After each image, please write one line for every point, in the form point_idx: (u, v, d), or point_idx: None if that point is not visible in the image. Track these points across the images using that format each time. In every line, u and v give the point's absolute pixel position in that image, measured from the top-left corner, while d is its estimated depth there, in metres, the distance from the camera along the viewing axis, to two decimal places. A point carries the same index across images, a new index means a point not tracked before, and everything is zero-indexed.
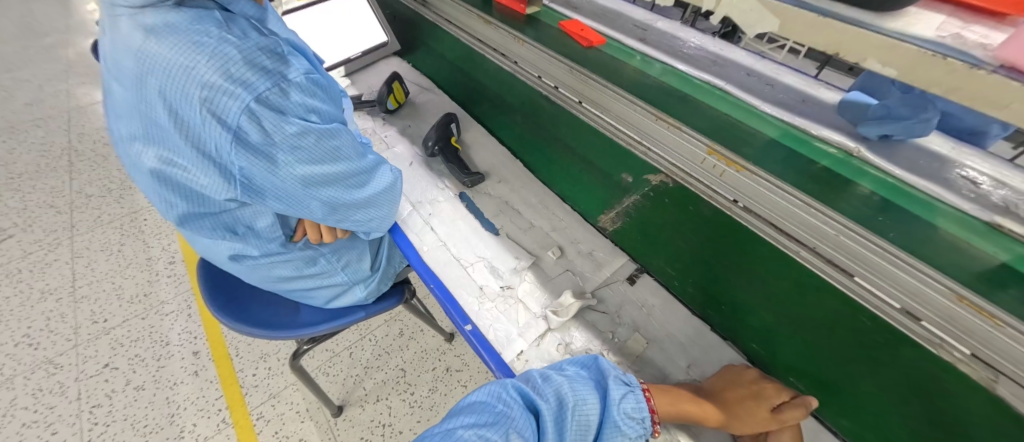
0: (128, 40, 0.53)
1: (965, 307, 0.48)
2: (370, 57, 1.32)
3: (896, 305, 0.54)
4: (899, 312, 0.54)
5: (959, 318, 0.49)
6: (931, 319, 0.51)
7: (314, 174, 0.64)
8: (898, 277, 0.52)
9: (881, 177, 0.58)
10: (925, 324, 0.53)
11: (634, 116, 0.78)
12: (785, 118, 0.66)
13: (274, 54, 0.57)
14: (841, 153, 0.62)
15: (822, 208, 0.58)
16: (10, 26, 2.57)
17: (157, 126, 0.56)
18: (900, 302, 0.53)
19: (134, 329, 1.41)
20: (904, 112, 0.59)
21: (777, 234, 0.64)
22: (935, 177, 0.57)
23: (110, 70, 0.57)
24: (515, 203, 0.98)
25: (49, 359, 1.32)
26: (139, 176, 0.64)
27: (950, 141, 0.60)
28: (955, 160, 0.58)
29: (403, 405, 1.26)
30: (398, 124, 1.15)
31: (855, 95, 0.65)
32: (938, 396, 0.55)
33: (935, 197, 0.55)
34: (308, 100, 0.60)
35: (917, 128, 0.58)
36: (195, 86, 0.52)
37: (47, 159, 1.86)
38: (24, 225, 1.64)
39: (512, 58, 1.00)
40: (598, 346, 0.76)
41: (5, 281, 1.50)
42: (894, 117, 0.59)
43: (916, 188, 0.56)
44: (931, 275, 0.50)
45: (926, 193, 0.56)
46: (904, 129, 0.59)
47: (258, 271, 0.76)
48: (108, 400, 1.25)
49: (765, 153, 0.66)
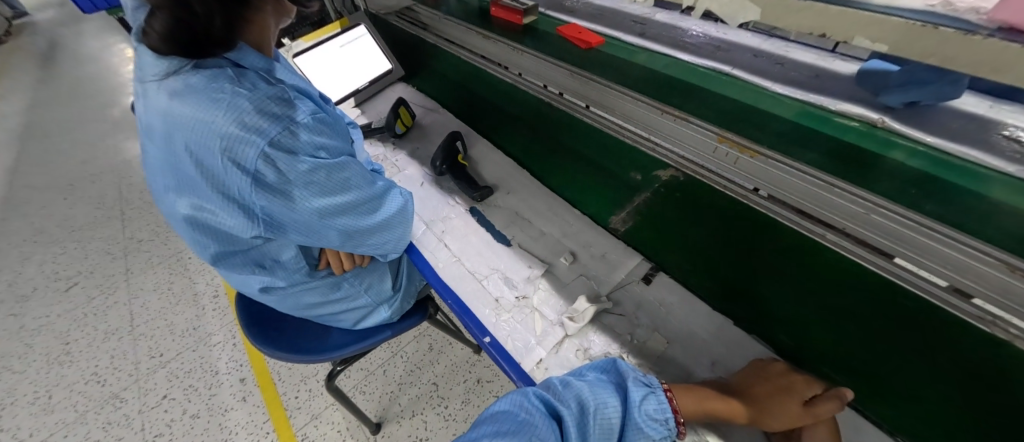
0: (156, 103, 0.58)
1: (1017, 277, 0.44)
2: (377, 86, 1.37)
3: (944, 284, 0.51)
4: (948, 292, 0.51)
5: (1017, 292, 0.45)
6: (979, 293, 0.47)
7: (328, 205, 0.66)
8: (931, 247, 0.49)
9: (909, 144, 0.56)
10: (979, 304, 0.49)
11: (641, 114, 0.76)
12: (797, 96, 0.66)
13: (282, 100, 0.60)
14: (864, 125, 0.60)
15: (845, 186, 0.55)
16: (64, 93, 2.81)
17: (186, 177, 0.61)
18: (947, 279, 0.49)
19: (187, 361, 1.50)
20: (929, 74, 0.55)
21: (805, 220, 0.62)
22: (974, 143, 0.54)
23: (146, 131, 0.63)
24: (525, 212, 0.98)
25: (115, 393, 1.43)
26: (176, 224, 0.69)
27: (985, 101, 0.58)
28: (996, 119, 0.56)
29: (438, 419, 1.28)
30: (408, 146, 1.18)
31: (874, 66, 0.62)
32: None
33: (973, 160, 0.52)
34: (316, 138, 0.63)
35: (945, 88, 0.55)
36: (214, 137, 0.56)
37: (102, 210, 2.02)
38: (86, 272, 1.78)
39: (515, 70, 1.02)
40: (618, 350, 0.73)
41: (73, 325, 1.62)
42: (916, 83, 0.57)
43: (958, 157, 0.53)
44: (970, 246, 0.46)
45: (959, 157, 0.53)
46: (931, 90, 0.56)
47: (289, 298, 0.81)
48: (169, 429, 1.34)
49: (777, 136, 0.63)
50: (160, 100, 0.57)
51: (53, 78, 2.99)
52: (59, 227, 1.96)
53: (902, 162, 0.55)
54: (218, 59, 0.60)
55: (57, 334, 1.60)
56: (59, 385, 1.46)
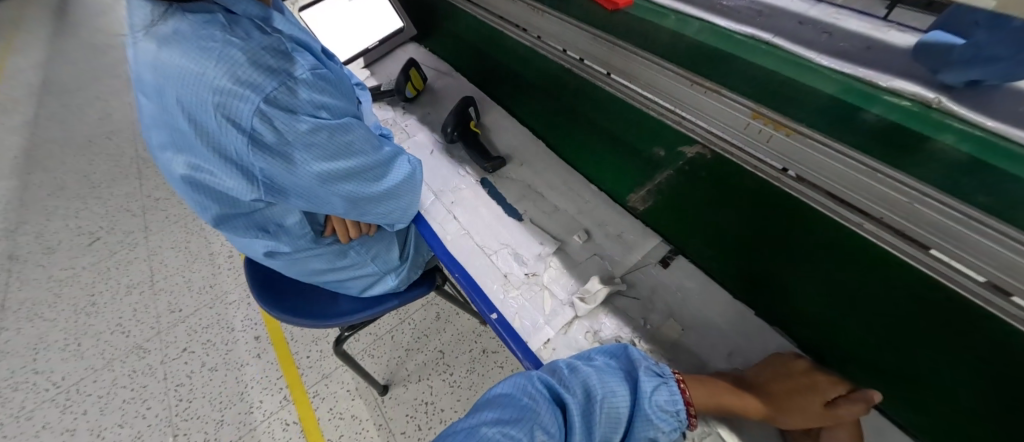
0: (145, 52, 0.54)
1: None
2: (387, 45, 1.31)
3: (979, 278, 0.46)
4: (981, 285, 0.46)
5: None
6: (1019, 293, 0.43)
7: (331, 170, 0.63)
8: (965, 241, 0.44)
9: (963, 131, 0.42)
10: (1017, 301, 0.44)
11: (668, 85, 0.69)
12: (841, 69, 0.49)
13: (278, 52, 0.56)
14: (915, 106, 0.44)
15: (891, 171, 0.47)
16: (82, 48, 2.81)
17: (181, 134, 0.58)
18: (985, 275, 0.44)
19: (205, 317, 1.54)
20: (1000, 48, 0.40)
21: (840, 206, 0.55)
22: None
23: (139, 84, 0.59)
24: (538, 186, 0.94)
25: (138, 344, 1.48)
26: (174, 183, 0.67)
27: None
28: None
29: (444, 385, 1.29)
30: (419, 112, 1.13)
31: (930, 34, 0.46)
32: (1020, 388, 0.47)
33: None
34: (316, 96, 0.59)
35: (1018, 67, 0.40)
36: (206, 91, 0.52)
37: (120, 168, 2.04)
38: (107, 227, 1.82)
39: (534, 33, 0.94)
40: (629, 334, 0.71)
41: (97, 278, 1.67)
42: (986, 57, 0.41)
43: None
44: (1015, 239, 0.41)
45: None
46: (999, 69, 0.41)
47: (293, 264, 0.80)
48: (189, 380, 1.39)
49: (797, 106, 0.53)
50: (148, 49, 0.54)
51: (70, 32, 2.98)
52: (80, 183, 1.99)
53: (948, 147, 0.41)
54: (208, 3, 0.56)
55: (83, 285, 1.65)
56: (86, 334, 1.52)
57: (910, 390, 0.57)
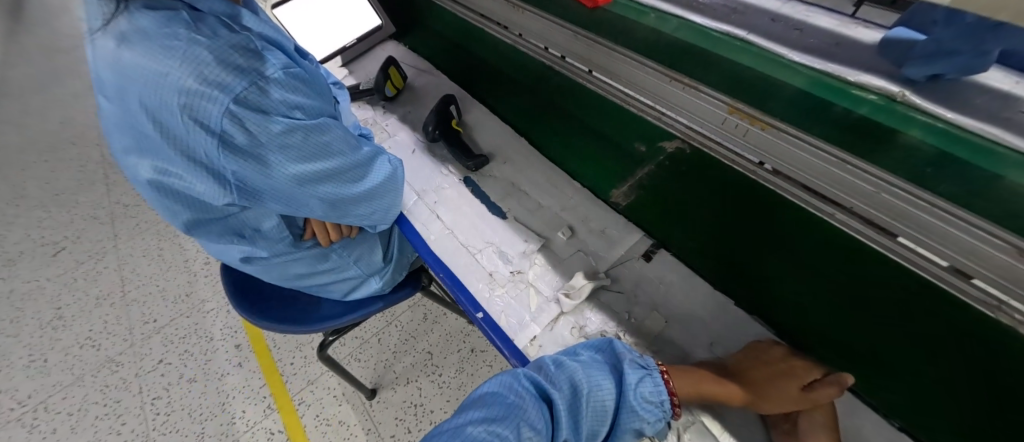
0: (103, 53, 0.52)
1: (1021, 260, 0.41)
2: (365, 44, 1.29)
3: (942, 262, 0.48)
4: (944, 269, 0.48)
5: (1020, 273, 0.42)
6: (982, 276, 0.45)
7: (307, 172, 0.62)
8: (930, 230, 0.46)
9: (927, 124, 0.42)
10: (979, 284, 0.46)
11: (647, 81, 0.71)
12: (813, 64, 0.49)
13: (247, 51, 0.55)
14: (880, 99, 0.45)
15: (858, 162, 0.49)
16: (39, 49, 2.68)
17: (145, 136, 0.56)
18: (950, 260, 0.46)
19: (181, 327, 1.49)
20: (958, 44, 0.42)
21: (814, 198, 0.57)
22: None
23: (99, 86, 0.57)
24: (521, 183, 0.94)
25: (110, 357, 1.43)
26: (141, 189, 0.64)
27: None
28: None
29: (432, 386, 1.29)
30: (399, 111, 1.12)
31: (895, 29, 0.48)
32: (984, 367, 0.49)
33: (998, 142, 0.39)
34: (288, 95, 0.58)
35: (974, 63, 0.42)
36: (171, 92, 0.50)
37: (86, 174, 1.96)
38: (74, 237, 1.75)
39: (515, 30, 0.94)
40: (614, 329, 0.71)
41: (64, 289, 1.60)
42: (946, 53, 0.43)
43: (980, 134, 0.40)
44: (979, 227, 0.42)
45: (985, 138, 0.40)
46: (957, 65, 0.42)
47: (273, 270, 0.78)
48: (167, 392, 1.35)
49: (776, 101, 0.54)
50: (107, 49, 0.52)
51: (26, 32, 2.84)
52: (42, 191, 1.91)
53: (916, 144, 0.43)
54: (171, 1, 0.54)
55: (49, 298, 1.59)
56: (54, 348, 1.46)
57: (883, 373, 0.59)
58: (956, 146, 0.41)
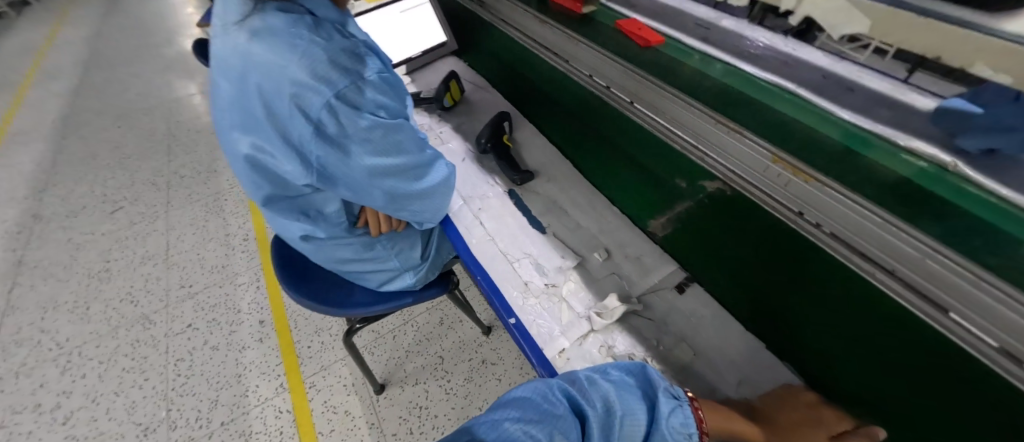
0: (232, 41, 0.59)
1: None
2: (428, 57, 1.39)
3: (991, 343, 0.45)
4: (992, 352, 0.45)
5: None
6: None
7: (381, 166, 0.66)
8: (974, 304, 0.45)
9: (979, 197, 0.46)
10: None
11: (690, 121, 0.73)
12: (863, 124, 0.55)
13: (353, 55, 0.60)
14: (932, 166, 0.49)
15: (904, 226, 0.49)
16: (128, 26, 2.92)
17: (251, 116, 0.62)
18: (997, 340, 0.44)
19: (213, 295, 1.56)
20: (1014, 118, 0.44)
21: (854, 256, 0.55)
22: None
23: (218, 68, 0.64)
24: (563, 202, 0.97)
25: (144, 315, 1.50)
26: (233, 162, 0.71)
27: None
28: None
29: (439, 391, 1.31)
30: (454, 120, 1.18)
31: (952, 99, 0.51)
32: None
33: None
34: (379, 96, 0.63)
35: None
36: (286, 82, 0.56)
37: (151, 142, 2.10)
38: (130, 198, 1.87)
39: (566, 58, 0.99)
40: (642, 353, 0.73)
41: (114, 245, 1.71)
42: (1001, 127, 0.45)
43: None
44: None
45: None
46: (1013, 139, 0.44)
47: (322, 251, 0.83)
48: (190, 355, 1.41)
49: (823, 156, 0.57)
50: (237, 38, 0.58)
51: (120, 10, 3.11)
52: (109, 153, 2.05)
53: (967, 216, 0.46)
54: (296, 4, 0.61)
55: (99, 251, 1.69)
56: (96, 298, 1.55)
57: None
58: (1002, 219, 0.44)
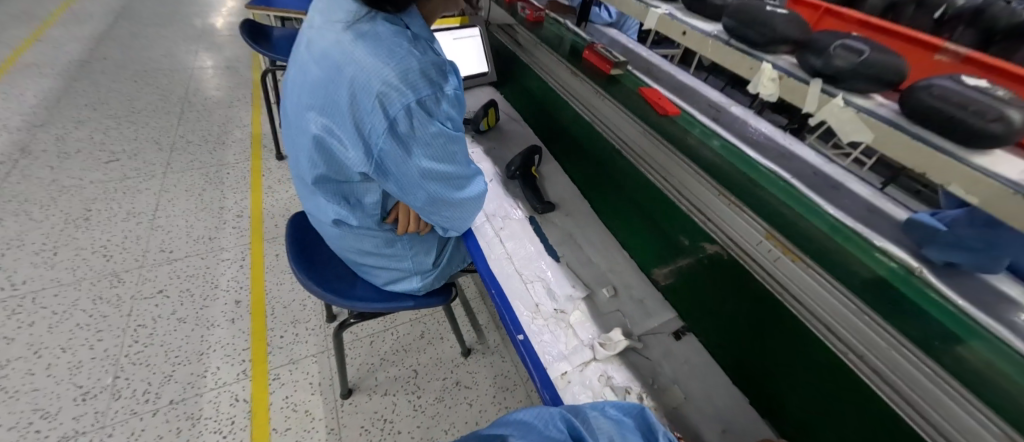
0: (335, 36, 0.65)
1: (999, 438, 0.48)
2: (468, 82, 1.45)
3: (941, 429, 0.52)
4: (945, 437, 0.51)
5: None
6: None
7: (435, 171, 0.71)
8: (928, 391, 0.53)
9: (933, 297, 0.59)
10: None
11: (695, 189, 0.85)
12: (846, 220, 0.69)
13: (439, 70, 0.67)
14: (902, 267, 0.63)
15: (875, 316, 0.60)
16: None
17: (329, 101, 0.66)
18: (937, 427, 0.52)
19: (194, 266, 1.53)
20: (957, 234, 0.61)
21: (828, 334, 0.62)
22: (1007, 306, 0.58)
23: (310, 55, 0.69)
24: (577, 237, 1.03)
25: (116, 272, 1.46)
26: (295, 140, 0.74)
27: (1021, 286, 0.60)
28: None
29: (407, 405, 1.30)
30: (483, 143, 1.25)
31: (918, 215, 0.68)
32: None
33: (987, 328, 0.55)
34: (450, 110, 0.69)
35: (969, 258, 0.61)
36: (376, 80, 0.62)
37: (163, 103, 2.10)
38: (129, 153, 1.84)
39: (592, 112, 1.11)
40: (638, 389, 0.77)
41: (101, 195, 1.66)
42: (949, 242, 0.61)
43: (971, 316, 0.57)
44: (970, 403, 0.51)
45: (976, 321, 0.56)
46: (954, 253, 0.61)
47: (345, 240, 0.86)
48: (153, 323, 1.36)
49: (813, 244, 0.69)
50: (341, 35, 0.65)
51: None
52: (118, 105, 2.03)
53: (925, 320, 0.58)
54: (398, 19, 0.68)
55: (84, 198, 1.64)
56: (68, 245, 1.49)
57: None
58: (953, 321, 0.57)
